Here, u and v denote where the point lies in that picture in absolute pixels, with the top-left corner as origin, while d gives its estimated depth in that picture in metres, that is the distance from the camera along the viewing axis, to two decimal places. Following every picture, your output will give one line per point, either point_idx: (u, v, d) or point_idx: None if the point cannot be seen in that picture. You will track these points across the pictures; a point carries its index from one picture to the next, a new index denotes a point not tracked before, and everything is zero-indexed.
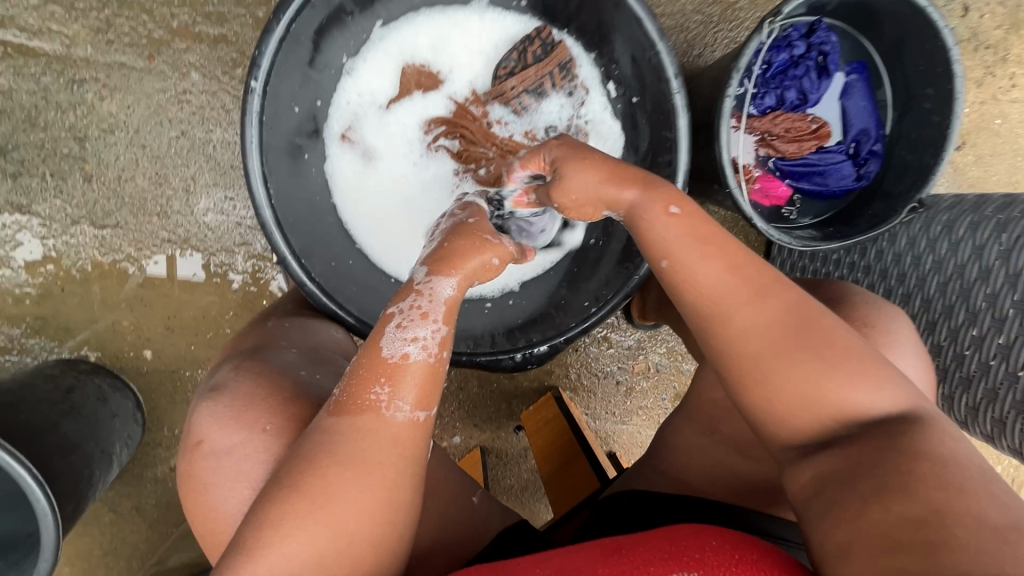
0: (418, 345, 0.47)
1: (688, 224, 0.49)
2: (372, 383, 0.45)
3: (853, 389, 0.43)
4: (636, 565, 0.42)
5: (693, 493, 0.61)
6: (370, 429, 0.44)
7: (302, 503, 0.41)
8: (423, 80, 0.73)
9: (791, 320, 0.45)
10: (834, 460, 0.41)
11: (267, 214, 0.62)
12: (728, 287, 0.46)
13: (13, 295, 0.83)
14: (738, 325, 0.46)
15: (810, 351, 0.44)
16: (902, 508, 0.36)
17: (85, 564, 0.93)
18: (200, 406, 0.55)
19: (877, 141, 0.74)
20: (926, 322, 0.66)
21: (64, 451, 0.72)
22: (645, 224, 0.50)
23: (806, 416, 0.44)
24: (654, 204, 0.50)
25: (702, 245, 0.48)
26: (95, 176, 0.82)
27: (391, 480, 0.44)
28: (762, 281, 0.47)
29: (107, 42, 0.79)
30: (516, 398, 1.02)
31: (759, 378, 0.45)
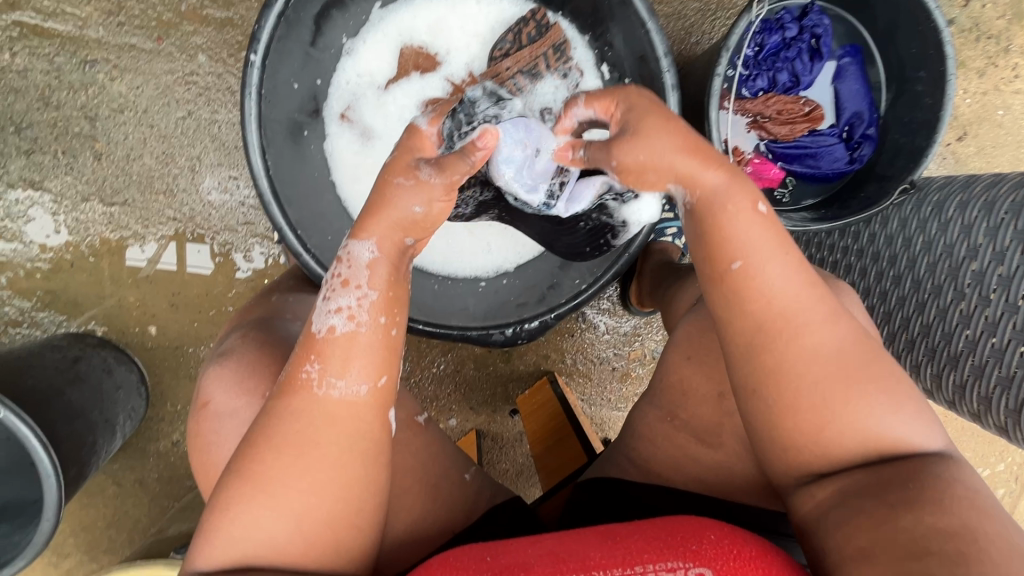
0: (342, 316, 0.48)
1: (769, 229, 0.48)
2: (303, 361, 0.47)
3: (898, 418, 0.45)
4: (632, 554, 0.44)
5: (679, 468, 0.62)
6: (304, 409, 0.46)
7: (257, 485, 0.44)
8: (421, 62, 0.75)
9: (857, 343, 0.47)
10: (862, 476, 0.45)
11: (264, 186, 0.63)
12: (803, 304, 0.47)
13: (24, 269, 0.86)
14: (808, 342, 0.46)
15: (868, 376, 0.46)
16: (934, 520, 0.39)
17: (88, 535, 0.95)
18: (210, 369, 0.57)
19: (871, 125, 0.74)
20: (916, 302, 0.67)
21: (69, 418, 0.74)
22: (726, 217, 0.48)
23: (848, 436, 0.45)
24: (739, 201, 0.49)
25: (778, 254, 0.47)
26: (104, 155, 0.84)
27: (334, 459, 0.45)
28: (830, 302, 0.48)
29: (119, 24, 0.81)
30: (512, 382, 1.03)
31: (820, 397, 0.45)
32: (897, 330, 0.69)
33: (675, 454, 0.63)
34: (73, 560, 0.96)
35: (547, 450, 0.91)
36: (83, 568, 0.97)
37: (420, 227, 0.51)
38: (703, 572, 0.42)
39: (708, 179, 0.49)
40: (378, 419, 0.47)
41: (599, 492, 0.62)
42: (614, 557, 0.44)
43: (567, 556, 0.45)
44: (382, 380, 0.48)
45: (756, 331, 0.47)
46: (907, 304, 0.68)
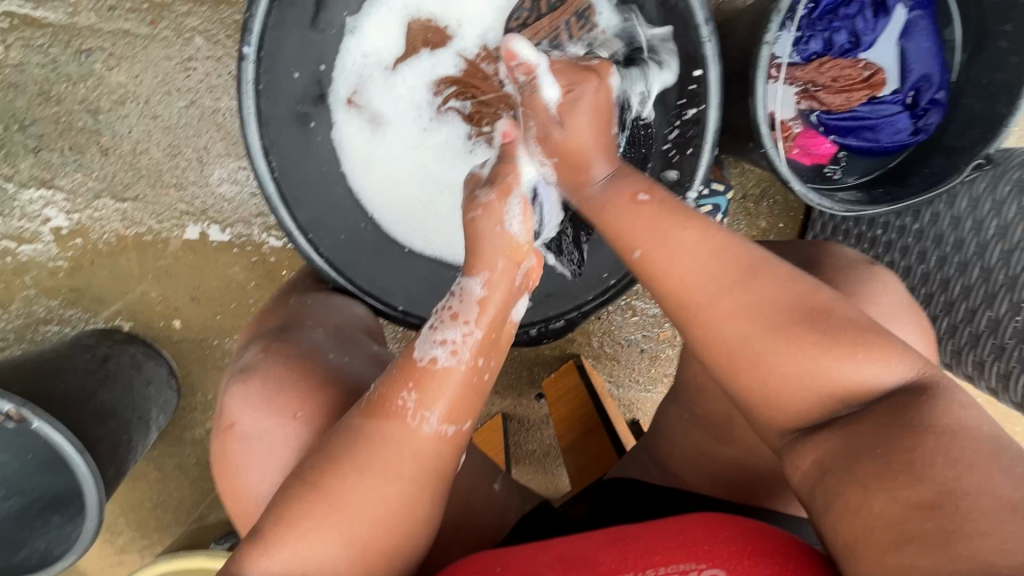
0: (447, 349, 0.47)
1: (651, 208, 0.50)
2: (399, 388, 0.46)
3: (832, 359, 0.42)
4: (641, 557, 0.40)
5: (707, 480, 0.58)
6: (394, 436, 0.45)
7: (324, 506, 0.42)
8: (431, 37, 0.69)
9: (745, 271, 0.45)
10: (832, 443, 0.41)
11: (271, 188, 0.61)
12: (698, 275, 0.46)
13: (45, 268, 0.85)
14: (712, 311, 0.45)
15: (786, 325, 0.43)
16: (907, 494, 0.36)
17: (137, 516, 0.99)
18: (232, 388, 0.56)
19: (941, 89, 0.67)
20: (985, 293, 0.63)
21: (102, 418, 0.76)
22: (612, 215, 0.51)
23: (791, 394, 0.43)
24: (622, 187, 0.52)
25: (681, 223, 0.48)
26: (111, 149, 0.82)
27: (409, 492, 0.44)
28: (734, 262, 0.46)
29: (109, 8, 0.77)
30: (537, 366, 1.01)
31: (742, 357, 0.44)
32: (962, 325, 0.65)
33: (695, 454, 0.59)
34: (126, 537, 1.00)
35: (577, 436, 0.88)
36: (136, 545, 1.01)
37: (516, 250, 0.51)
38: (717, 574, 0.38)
39: (599, 181, 0.54)
40: (452, 459, 0.47)
41: (631, 497, 0.58)
42: (622, 560, 0.41)
43: (575, 560, 0.41)
44: (468, 425, 0.47)
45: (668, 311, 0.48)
46: (972, 293, 0.64)
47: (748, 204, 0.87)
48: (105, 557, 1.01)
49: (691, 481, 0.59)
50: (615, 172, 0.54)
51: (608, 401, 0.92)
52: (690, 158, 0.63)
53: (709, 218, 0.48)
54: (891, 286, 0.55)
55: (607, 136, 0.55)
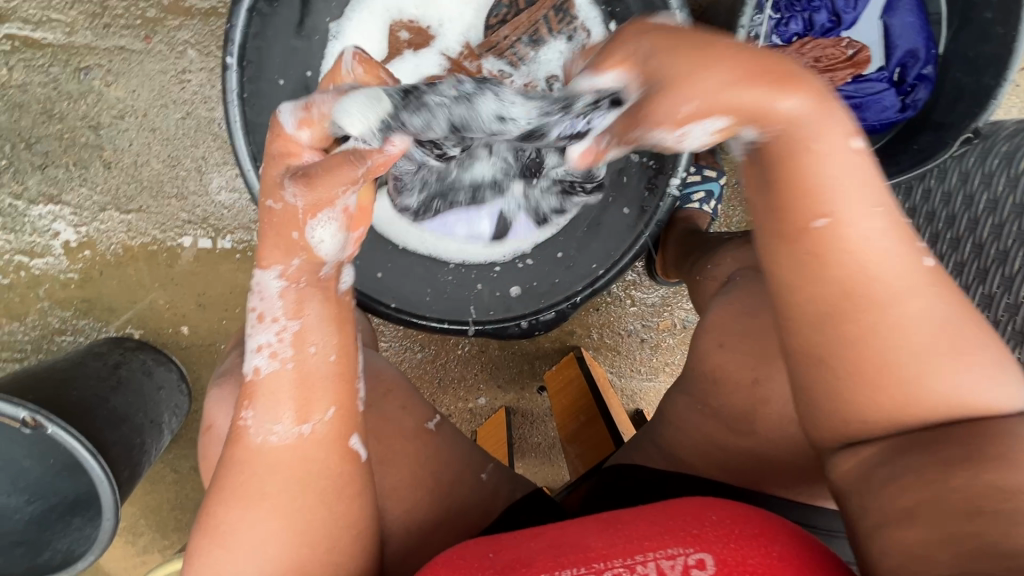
0: (266, 355, 0.45)
1: (858, 167, 0.37)
2: (239, 409, 0.46)
3: (991, 381, 0.37)
4: (631, 541, 0.41)
5: (699, 468, 0.58)
6: (247, 458, 0.45)
7: (211, 538, 0.44)
8: (412, 39, 0.70)
9: (935, 286, 0.38)
10: (896, 440, 0.38)
11: (261, 194, 0.62)
12: (887, 273, 0.37)
13: (57, 281, 0.88)
14: (884, 319, 0.37)
15: (961, 342, 0.37)
16: (959, 483, 0.34)
17: (158, 517, 1.03)
18: (213, 392, 0.58)
19: (927, 64, 0.68)
20: (978, 269, 0.61)
21: (115, 423, 0.78)
22: (804, 159, 0.36)
23: (921, 404, 0.37)
24: (851, 159, 0.37)
25: (877, 223, 0.37)
26: (113, 163, 0.85)
27: (287, 504, 0.44)
28: (922, 266, 0.38)
29: (104, 26, 0.80)
30: (538, 359, 1.02)
31: (890, 372, 0.37)
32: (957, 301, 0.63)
33: (701, 440, 0.59)
34: (148, 538, 1.04)
35: (578, 426, 0.89)
36: (157, 545, 1.04)
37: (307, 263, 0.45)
38: (704, 557, 0.39)
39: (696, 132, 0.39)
40: (332, 454, 0.46)
41: (629, 491, 0.58)
42: (614, 545, 0.41)
43: (565, 546, 0.42)
44: (331, 413, 0.46)
45: (818, 304, 0.38)
46: (966, 270, 0.62)
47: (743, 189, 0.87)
48: (128, 558, 1.04)
49: (697, 467, 0.59)
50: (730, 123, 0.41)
51: (609, 391, 0.93)
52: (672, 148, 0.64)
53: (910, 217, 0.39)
54: None
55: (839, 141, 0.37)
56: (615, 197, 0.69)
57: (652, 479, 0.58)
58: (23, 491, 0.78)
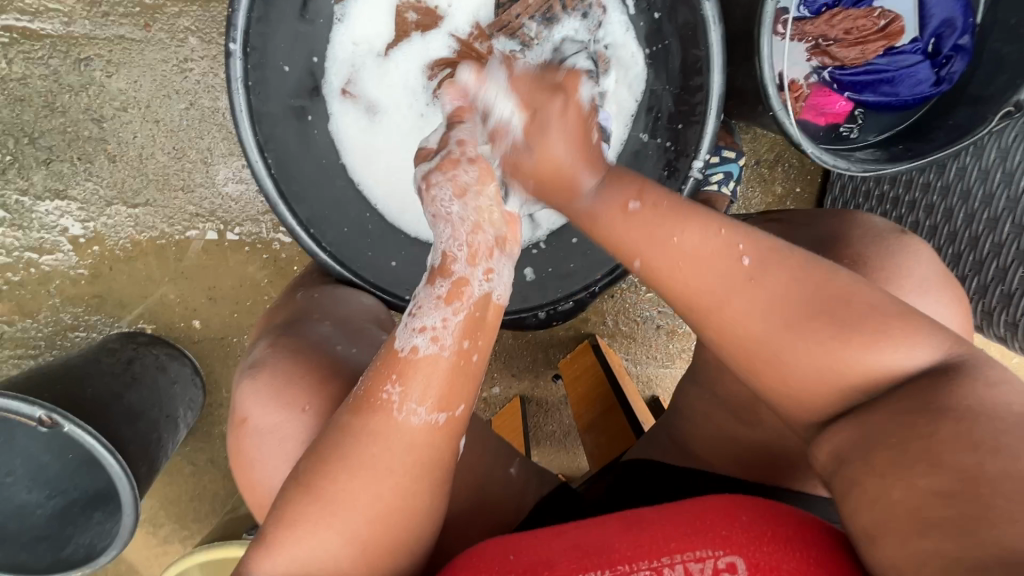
0: (427, 335, 0.44)
1: (645, 217, 0.46)
2: (383, 381, 0.44)
3: (854, 348, 0.40)
4: (656, 542, 0.40)
5: (712, 468, 0.57)
6: (384, 432, 0.43)
7: (315, 509, 0.42)
8: (421, 20, 0.67)
9: (798, 305, 0.42)
10: (850, 432, 0.40)
11: (270, 187, 0.60)
12: (706, 277, 0.43)
13: (68, 277, 0.87)
14: (725, 315, 0.43)
15: (810, 321, 0.41)
16: (929, 482, 0.34)
17: (176, 509, 1.03)
18: (244, 383, 0.57)
19: (964, 34, 0.65)
20: (1016, 250, 0.64)
21: (131, 419, 0.78)
22: (604, 224, 0.47)
23: (822, 379, 0.42)
24: (615, 196, 0.47)
25: (682, 223, 0.45)
26: (118, 156, 0.83)
27: (403, 490, 0.43)
28: (741, 266, 0.43)
29: (103, 14, 0.78)
30: (552, 347, 1.01)
31: (757, 355, 0.43)
32: (994, 283, 0.66)
33: (717, 434, 0.58)
34: (168, 529, 1.04)
35: (596, 416, 0.88)
36: (177, 536, 1.04)
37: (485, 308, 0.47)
38: (735, 561, 0.38)
39: (589, 190, 0.48)
40: (451, 447, 0.45)
41: (651, 478, 0.57)
42: (637, 547, 0.40)
43: (587, 547, 0.41)
44: (461, 410, 0.45)
45: (679, 310, 0.46)
46: (1003, 252, 0.65)
47: (763, 170, 0.84)
48: (149, 549, 1.05)
49: (709, 461, 0.57)
50: (606, 179, 0.48)
51: (625, 378, 0.91)
52: (693, 130, 0.61)
53: (708, 207, 0.45)
54: (917, 257, 0.53)
55: (587, 148, 0.48)
56: None
57: (673, 476, 0.56)
58: (44, 486, 0.77)
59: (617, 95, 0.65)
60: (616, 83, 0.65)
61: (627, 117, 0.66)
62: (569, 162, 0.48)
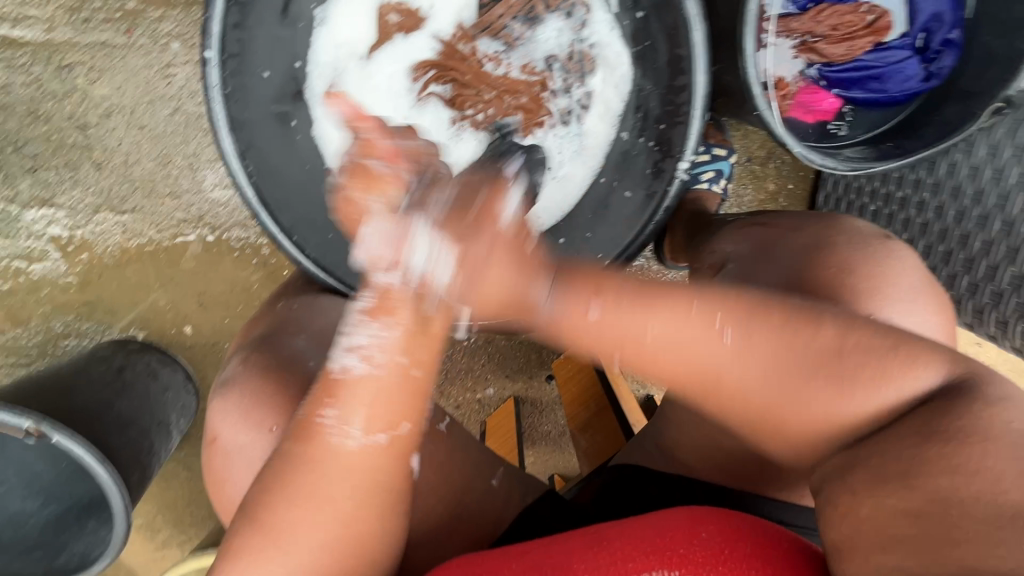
0: (361, 358, 0.44)
1: (606, 322, 0.47)
2: (317, 406, 0.44)
3: (858, 398, 0.41)
4: (613, 564, 0.40)
5: (690, 471, 0.57)
6: (319, 458, 0.43)
7: (257, 539, 0.42)
8: (402, 21, 0.66)
9: (812, 365, 0.42)
10: (836, 460, 0.41)
11: (250, 193, 0.60)
12: (699, 356, 0.45)
13: (57, 285, 0.87)
14: (727, 386, 0.44)
15: (814, 383, 0.42)
16: (898, 502, 0.36)
17: (173, 513, 1.03)
18: (214, 403, 0.57)
19: (953, 29, 0.65)
20: (1009, 248, 0.64)
21: (121, 427, 0.78)
22: (571, 325, 0.48)
23: (807, 436, 0.43)
24: (568, 304, 0.48)
25: (648, 310, 0.47)
26: (104, 163, 0.83)
27: (347, 512, 0.43)
28: (723, 342, 0.44)
29: (84, 20, 0.78)
30: (545, 348, 1.00)
31: (764, 426, 0.45)
32: (984, 281, 0.66)
33: (700, 441, 0.57)
34: (165, 534, 1.04)
35: (589, 416, 0.88)
36: (175, 541, 1.04)
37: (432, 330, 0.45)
38: None
39: (542, 305, 0.47)
40: (398, 467, 0.45)
41: (634, 494, 0.57)
42: (600, 567, 0.40)
43: (556, 568, 0.41)
44: (405, 427, 0.44)
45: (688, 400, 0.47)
46: (993, 250, 0.65)
47: (754, 168, 0.84)
48: (148, 554, 1.05)
49: (695, 467, 0.57)
50: (556, 289, 0.48)
51: (619, 378, 0.91)
52: (679, 130, 0.60)
53: (676, 290, 0.47)
54: (902, 259, 0.52)
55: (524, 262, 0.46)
56: (620, 179, 0.65)
57: (659, 485, 0.57)
58: (38, 494, 0.77)
59: (602, 93, 0.65)
60: (602, 82, 0.65)
61: (614, 118, 0.65)
62: (515, 285, 0.46)
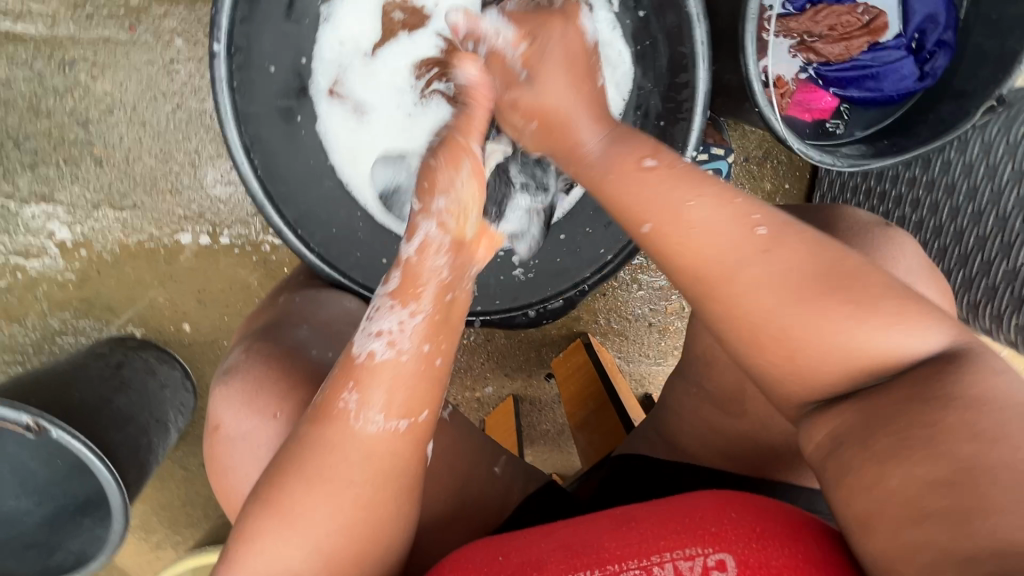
0: (385, 340, 0.45)
1: (660, 226, 0.44)
2: (340, 388, 0.44)
3: (875, 339, 0.40)
4: (647, 541, 0.40)
5: (693, 460, 0.58)
6: (340, 441, 0.43)
7: (278, 524, 0.42)
8: (407, 19, 0.66)
9: (836, 274, 0.41)
10: (849, 417, 0.40)
11: (255, 187, 0.60)
12: (724, 246, 0.42)
13: (55, 281, 0.87)
14: (742, 282, 0.42)
15: (835, 282, 0.41)
16: (926, 470, 0.35)
17: (168, 513, 1.02)
18: (219, 388, 0.57)
19: (947, 30, 0.67)
20: (1003, 243, 0.66)
21: (120, 423, 0.77)
22: (619, 187, 0.46)
23: (816, 374, 0.41)
24: (623, 150, 0.48)
25: (691, 188, 0.44)
26: (104, 159, 0.83)
27: (368, 494, 0.43)
28: (757, 235, 0.42)
29: (87, 16, 0.78)
30: (544, 346, 1.00)
31: (775, 340, 0.42)
32: (979, 276, 0.69)
33: (704, 429, 0.58)
34: (161, 534, 1.03)
35: (588, 413, 0.88)
36: (170, 541, 1.03)
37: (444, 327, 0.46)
38: (725, 559, 0.38)
39: (593, 148, 0.49)
40: (416, 455, 0.45)
41: (633, 479, 0.57)
42: (626, 545, 0.40)
43: (576, 546, 0.41)
44: (425, 415, 0.45)
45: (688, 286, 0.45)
46: (988, 245, 0.67)
47: (752, 167, 0.85)
48: (142, 555, 1.04)
49: (698, 456, 0.58)
50: (610, 136, 0.49)
51: (618, 375, 0.92)
52: (680, 128, 0.61)
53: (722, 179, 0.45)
54: (907, 249, 0.53)
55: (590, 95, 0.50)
56: None
57: (660, 467, 0.57)
58: (33, 492, 0.76)
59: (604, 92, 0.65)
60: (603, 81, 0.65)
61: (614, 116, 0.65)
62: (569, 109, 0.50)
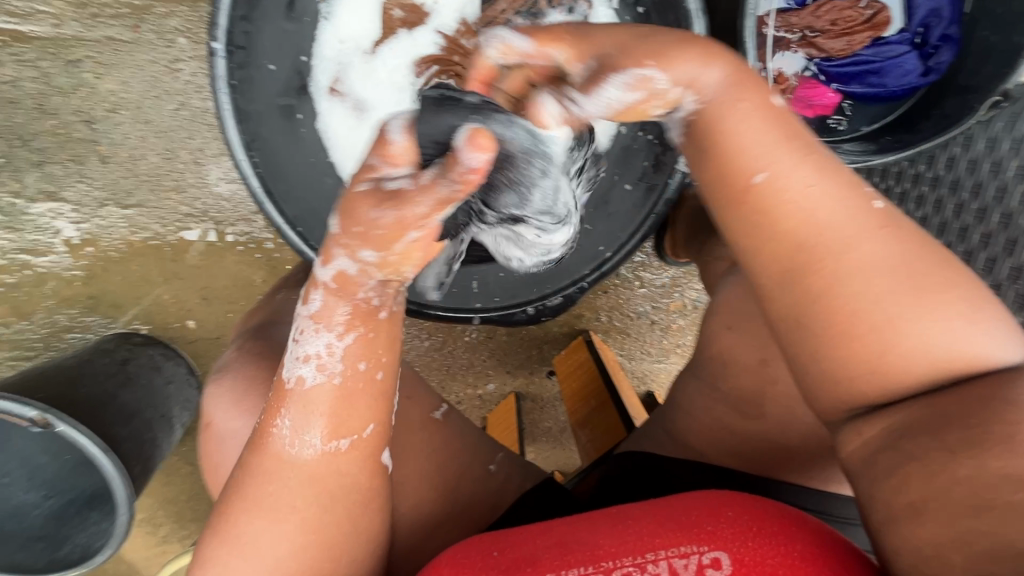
0: (312, 369, 0.43)
1: (772, 181, 0.41)
2: (272, 416, 0.44)
3: (971, 330, 0.38)
4: (641, 539, 0.40)
5: (696, 455, 0.57)
6: (276, 469, 0.44)
7: (222, 550, 0.44)
8: (407, 17, 0.67)
9: (937, 266, 0.39)
10: (918, 409, 0.38)
11: (254, 183, 0.61)
12: (834, 218, 0.40)
13: (62, 278, 0.88)
14: (847, 262, 0.39)
15: (930, 282, 0.39)
16: (1000, 466, 0.34)
17: (174, 508, 1.03)
18: (209, 389, 0.58)
19: (951, 24, 0.66)
20: (1007, 238, 0.65)
21: (125, 418, 0.78)
22: (728, 128, 0.42)
23: (899, 371, 0.39)
24: (746, 96, 0.43)
25: (804, 157, 0.41)
26: (110, 158, 0.84)
27: (316, 514, 0.44)
28: (872, 210, 0.40)
29: (92, 16, 0.79)
30: (546, 344, 1.00)
31: (851, 326, 0.39)
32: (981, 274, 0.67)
33: (705, 427, 0.57)
34: (167, 528, 1.04)
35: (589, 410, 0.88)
36: (177, 535, 1.05)
37: (371, 344, 0.44)
38: (719, 557, 0.37)
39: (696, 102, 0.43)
40: (363, 468, 0.46)
41: (637, 478, 0.57)
42: (622, 543, 0.40)
43: (572, 543, 0.41)
44: (370, 429, 0.45)
45: (772, 261, 0.41)
46: (992, 241, 0.66)
47: None
48: (149, 549, 1.05)
49: (702, 452, 0.57)
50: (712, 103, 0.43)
51: (619, 373, 0.91)
52: None
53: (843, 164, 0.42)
54: None
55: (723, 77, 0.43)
56: (620, 174, 0.66)
57: (661, 465, 0.57)
58: (42, 485, 0.78)
59: None
60: None
61: None
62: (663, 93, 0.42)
